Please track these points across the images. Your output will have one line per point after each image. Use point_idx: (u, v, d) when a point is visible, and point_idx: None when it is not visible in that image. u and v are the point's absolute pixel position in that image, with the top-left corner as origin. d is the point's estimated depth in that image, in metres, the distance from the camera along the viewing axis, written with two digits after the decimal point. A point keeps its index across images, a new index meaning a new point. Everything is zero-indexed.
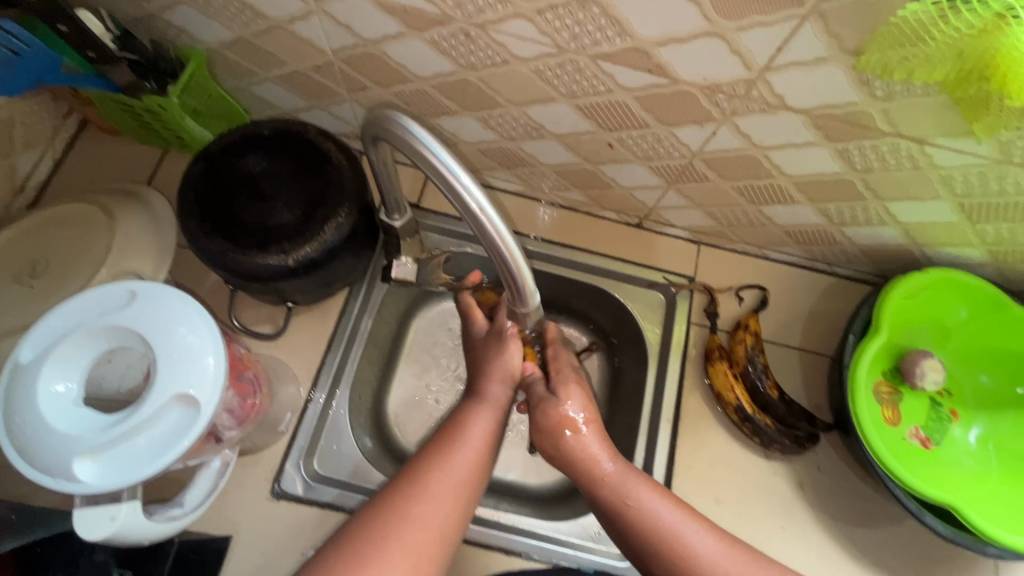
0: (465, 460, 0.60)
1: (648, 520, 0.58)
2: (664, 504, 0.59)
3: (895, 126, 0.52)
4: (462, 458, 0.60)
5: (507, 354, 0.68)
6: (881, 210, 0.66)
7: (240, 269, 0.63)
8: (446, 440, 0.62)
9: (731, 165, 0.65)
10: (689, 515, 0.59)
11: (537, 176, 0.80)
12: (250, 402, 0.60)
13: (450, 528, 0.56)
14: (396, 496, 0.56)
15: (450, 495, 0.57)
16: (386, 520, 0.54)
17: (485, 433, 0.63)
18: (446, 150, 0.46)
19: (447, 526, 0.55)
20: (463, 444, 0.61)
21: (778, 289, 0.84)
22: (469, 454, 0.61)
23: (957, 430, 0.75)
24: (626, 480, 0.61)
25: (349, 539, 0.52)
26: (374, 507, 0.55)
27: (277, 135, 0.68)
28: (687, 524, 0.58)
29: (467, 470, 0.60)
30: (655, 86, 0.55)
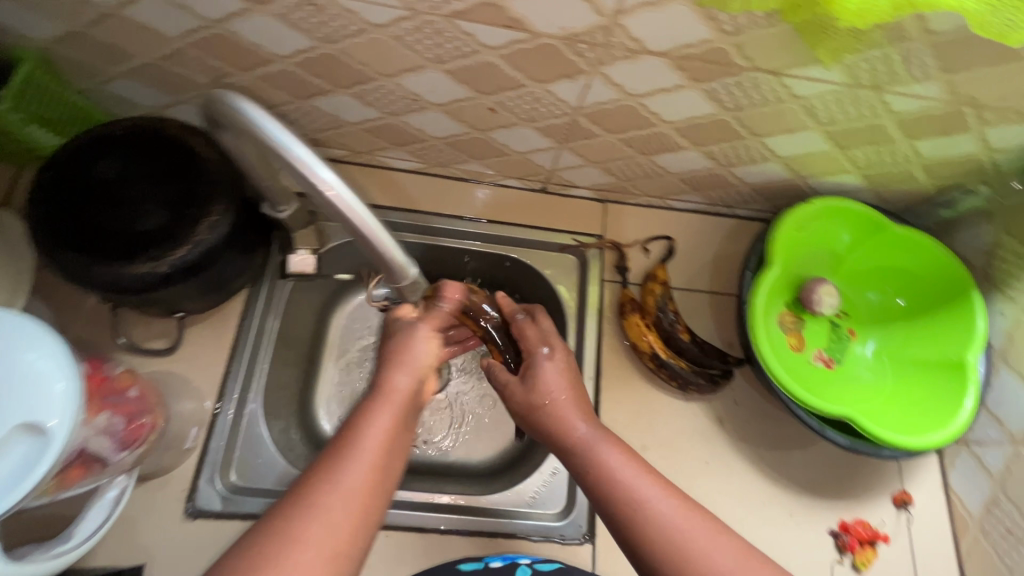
0: (359, 472, 0.50)
1: (617, 483, 0.56)
2: (637, 471, 0.56)
3: (751, 61, 0.53)
4: (359, 464, 0.51)
5: (415, 347, 0.62)
6: (760, 146, 0.68)
7: (107, 283, 0.58)
8: (344, 440, 0.53)
9: (612, 117, 0.65)
10: (660, 482, 0.56)
11: (432, 151, 0.78)
12: (137, 423, 0.56)
13: (347, 541, 0.47)
14: (282, 511, 0.47)
15: (344, 505, 0.48)
16: (266, 546, 0.45)
17: (388, 432, 0.54)
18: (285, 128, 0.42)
19: (342, 540, 0.47)
20: (362, 448, 0.52)
21: (684, 237, 0.86)
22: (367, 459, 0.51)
23: (856, 347, 0.79)
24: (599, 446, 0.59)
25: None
26: (260, 528, 0.47)
27: (135, 134, 0.63)
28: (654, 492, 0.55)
29: (364, 477, 0.50)
30: (517, 42, 0.54)
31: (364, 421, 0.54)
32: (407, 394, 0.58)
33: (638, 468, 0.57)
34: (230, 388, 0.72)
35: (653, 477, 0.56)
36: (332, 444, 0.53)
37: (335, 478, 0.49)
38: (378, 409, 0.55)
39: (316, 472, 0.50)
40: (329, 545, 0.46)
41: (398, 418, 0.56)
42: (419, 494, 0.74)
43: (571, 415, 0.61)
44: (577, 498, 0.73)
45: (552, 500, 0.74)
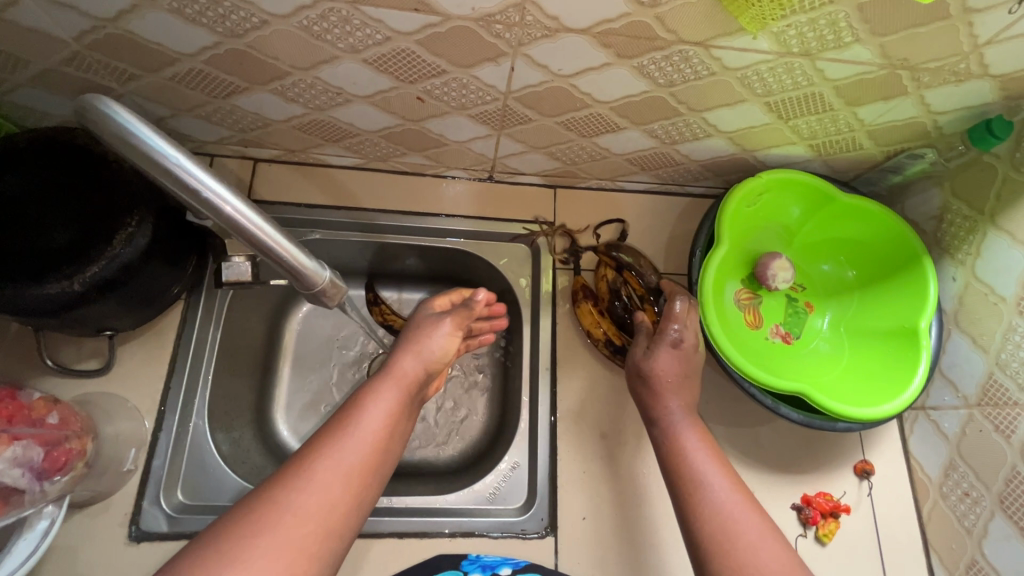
0: (361, 444, 0.54)
1: (688, 457, 0.61)
2: (704, 452, 0.61)
3: (676, 33, 0.51)
4: (361, 434, 0.55)
5: (432, 337, 0.67)
6: (701, 122, 0.66)
7: (14, 307, 0.55)
8: (350, 412, 0.57)
9: (545, 100, 0.62)
10: (718, 460, 0.61)
11: (368, 145, 0.75)
12: (60, 451, 0.54)
13: (343, 503, 0.51)
14: (288, 472, 0.51)
15: (345, 469, 0.52)
16: (270, 502, 0.49)
17: (391, 410, 0.58)
18: (173, 142, 0.40)
19: (341, 500, 0.51)
20: (364, 422, 0.56)
21: (637, 219, 0.85)
22: (369, 432, 0.55)
23: (813, 320, 0.79)
24: (684, 425, 0.63)
25: (219, 539, 0.46)
26: (269, 483, 0.51)
27: (37, 145, 0.59)
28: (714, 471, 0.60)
29: (365, 448, 0.54)
30: (429, 26, 0.51)
31: (371, 398, 0.58)
32: (413, 378, 0.62)
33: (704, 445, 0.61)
34: (170, 404, 0.69)
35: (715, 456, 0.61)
36: (340, 416, 0.57)
37: (334, 451, 0.53)
38: (385, 387, 0.60)
39: (321, 439, 0.54)
40: (329, 504, 0.50)
41: (403, 400, 0.60)
42: (376, 499, 0.72)
43: (668, 393, 0.64)
44: (538, 492, 0.72)
45: (512, 494, 0.72)
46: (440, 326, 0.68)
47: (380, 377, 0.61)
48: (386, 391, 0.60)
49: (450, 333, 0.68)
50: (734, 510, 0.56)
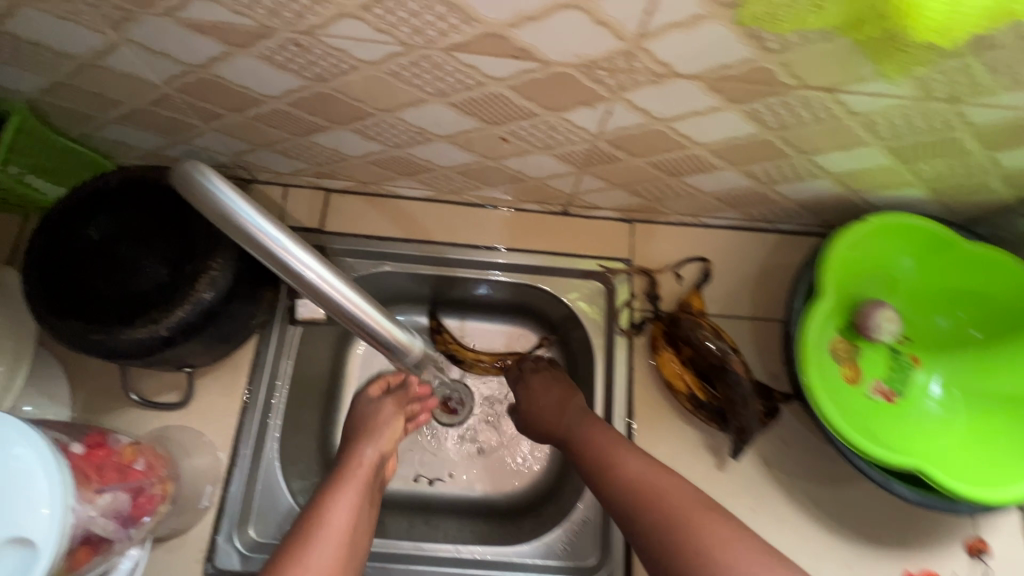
0: (331, 543, 0.50)
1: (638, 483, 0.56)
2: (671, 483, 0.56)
3: (801, 79, 0.46)
4: (329, 538, 0.50)
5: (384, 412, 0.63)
6: (808, 164, 0.60)
7: (104, 350, 0.55)
8: (315, 514, 0.52)
9: (638, 141, 0.58)
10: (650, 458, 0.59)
11: (442, 179, 0.73)
12: (144, 496, 0.54)
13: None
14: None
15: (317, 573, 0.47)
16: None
17: (357, 503, 0.54)
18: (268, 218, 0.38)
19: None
20: (335, 515, 0.52)
21: (721, 257, 0.79)
22: (336, 529, 0.51)
23: (920, 377, 0.71)
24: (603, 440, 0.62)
25: None
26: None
27: (127, 185, 0.60)
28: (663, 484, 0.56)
29: (333, 548, 0.50)
30: (526, 72, 0.48)
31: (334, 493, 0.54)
32: (372, 467, 0.58)
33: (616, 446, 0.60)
34: (243, 440, 0.69)
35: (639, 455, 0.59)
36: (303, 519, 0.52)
37: (300, 558, 0.48)
38: (344, 482, 0.55)
39: (288, 549, 0.49)
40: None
41: (363, 492, 0.55)
42: (444, 547, 0.71)
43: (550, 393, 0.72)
44: (611, 550, 0.69)
45: (584, 551, 0.70)
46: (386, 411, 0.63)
47: (335, 473, 0.57)
48: (350, 475, 0.56)
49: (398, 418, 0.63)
50: (649, 487, 0.56)
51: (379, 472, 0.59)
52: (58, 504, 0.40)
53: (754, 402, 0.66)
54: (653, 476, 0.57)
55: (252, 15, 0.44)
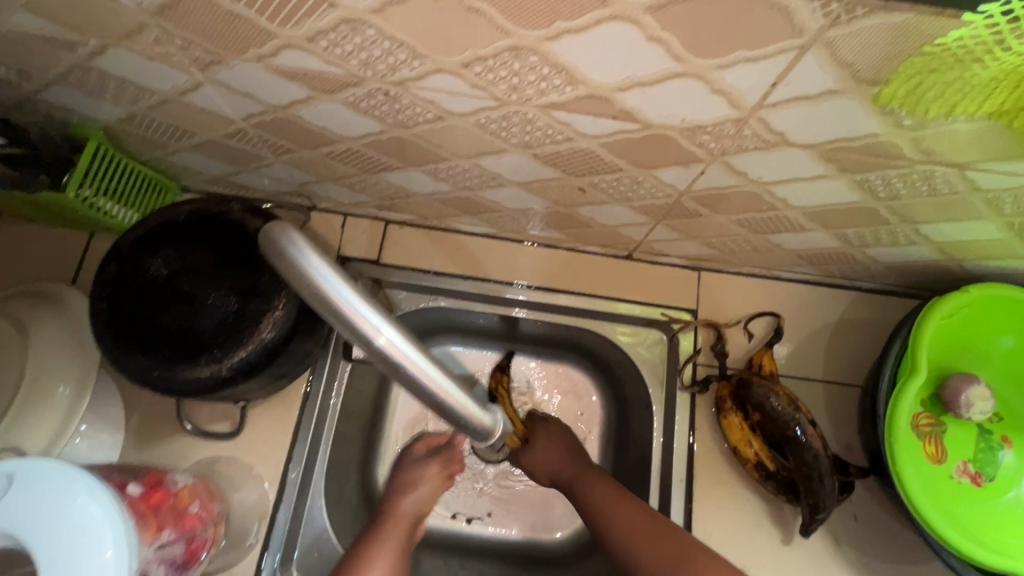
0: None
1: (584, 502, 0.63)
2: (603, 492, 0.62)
3: (929, 155, 0.42)
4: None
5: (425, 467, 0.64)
6: (909, 232, 0.56)
7: (166, 386, 0.55)
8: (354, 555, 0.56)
9: (726, 200, 0.54)
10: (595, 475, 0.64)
11: (506, 219, 0.70)
12: (196, 542, 0.52)
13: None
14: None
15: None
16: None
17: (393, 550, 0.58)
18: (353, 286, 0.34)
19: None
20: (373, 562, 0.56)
21: (793, 313, 0.75)
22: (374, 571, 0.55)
23: (1011, 461, 0.66)
24: (554, 461, 0.68)
25: None
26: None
27: (196, 216, 0.59)
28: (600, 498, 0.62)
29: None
30: (623, 132, 0.45)
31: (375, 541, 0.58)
32: (411, 522, 0.61)
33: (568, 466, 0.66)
34: (291, 477, 0.68)
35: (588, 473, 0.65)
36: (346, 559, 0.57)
37: None
38: (380, 533, 0.59)
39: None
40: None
41: (399, 549, 0.58)
42: None
43: (536, 443, 0.70)
44: None
45: None
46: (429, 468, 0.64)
47: (378, 524, 0.60)
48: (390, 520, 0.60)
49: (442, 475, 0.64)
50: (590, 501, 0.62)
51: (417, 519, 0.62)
52: (123, 547, 0.38)
53: (831, 479, 0.61)
54: (592, 487, 0.63)
55: (344, 65, 0.42)
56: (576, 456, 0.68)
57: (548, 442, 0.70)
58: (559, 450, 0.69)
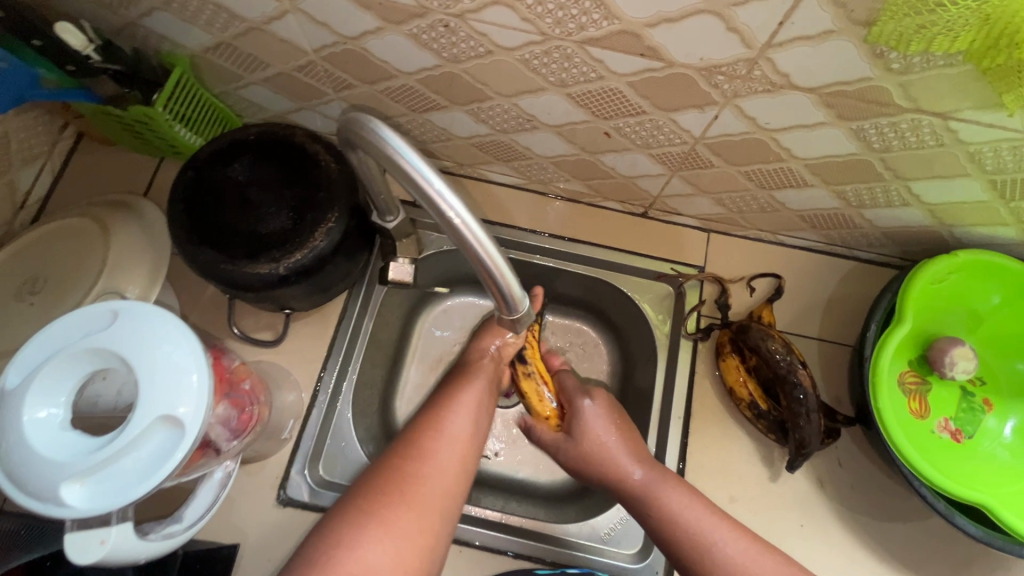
0: (454, 449, 0.58)
1: (672, 513, 0.61)
2: (685, 498, 0.61)
3: (916, 102, 0.48)
4: (460, 427, 0.60)
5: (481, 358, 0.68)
6: (902, 190, 0.62)
7: (229, 280, 0.62)
8: (433, 419, 0.60)
9: (737, 149, 0.61)
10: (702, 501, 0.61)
11: (536, 168, 0.78)
12: (247, 414, 0.59)
13: (453, 493, 0.55)
14: (407, 454, 0.56)
15: (445, 468, 0.56)
16: (384, 488, 0.53)
17: (472, 422, 0.61)
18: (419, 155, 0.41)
19: (448, 494, 0.54)
20: (453, 426, 0.59)
21: (794, 276, 0.80)
22: (457, 439, 0.58)
23: (990, 421, 0.70)
24: (651, 477, 0.63)
25: (339, 514, 0.51)
26: (374, 472, 0.55)
27: (264, 138, 0.67)
28: (688, 505, 0.61)
29: (457, 454, 0.57)
30: (649, 70, 0.51)
31: (451, 406, 0.61)
32: (492, 375, 0.67)
33: (670, 485, 0.62)
34: (324, 385, 0.75)
35: (691, 496, 0.61)
36: (421, 421, 0.60)
37: (436, 444, 0.57)
38: (464, 385, 0.64)
39: (415, 442, 0.57)
40: (440, 494, 0.54)
41: (484, 397, 0.64)
42: (493, 514, 0.76)
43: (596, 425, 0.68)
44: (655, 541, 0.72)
45: (628, 540, 0.73)
46: (483, 364, 0.67)
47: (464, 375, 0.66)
48: (461, 400, 0.62)
49: (493, 372, 0.67)
50: (702, 532, 0.59)
51: (482, 410, 0.63)
52: (204, 374, 0.46)
53: (817, 417, 0.66)
54: (703, 518, 0.60)
55: None
56: (674, 477, 0.64)
57: (598, 418, 0.68)
58: (616, 422, 0.69)
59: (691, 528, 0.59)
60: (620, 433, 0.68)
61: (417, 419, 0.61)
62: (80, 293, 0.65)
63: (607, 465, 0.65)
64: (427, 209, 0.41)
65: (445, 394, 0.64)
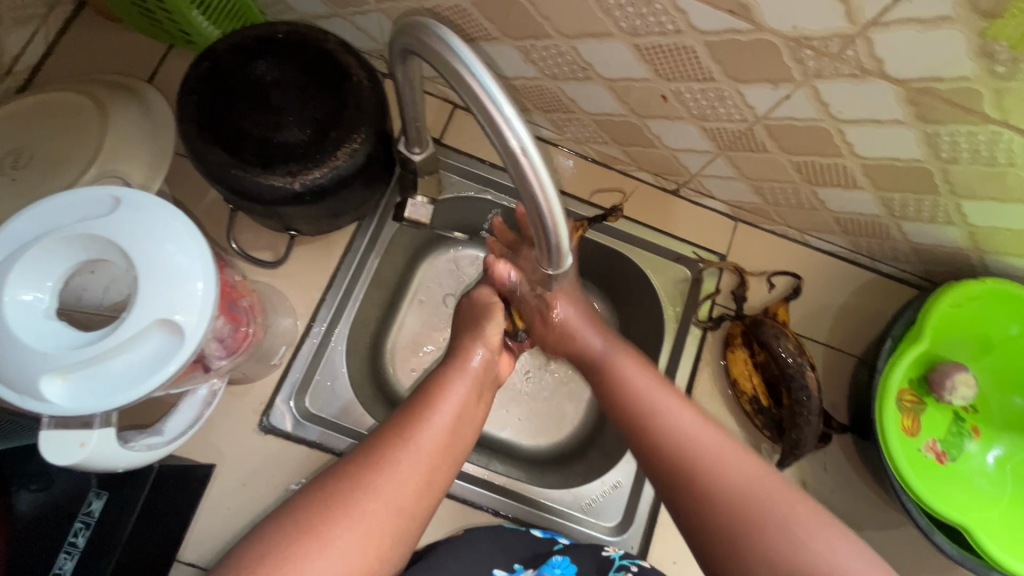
0: (417, 465, 0.50)
1: (694, 449, 0.52)
2: (700, 426, 0.54)
3: (1004, 113, 0.45)
4: (438, 424, 0.53)
5: (470, 358, 0.61)
6: (950, 207, 0.60)
7: (240, 188, 0.57)
8: (400, 425, 0.52)
9: (797, 135, 0.58)
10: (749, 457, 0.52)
11: (575, 125, 0.73)
12: (242, 332, 0.56)
13: (410, 509, 0.48)
14: (378, 445, 0.50)
15: (404, 482, 0.49)
16: (332, 501, 0.46)
17: (448, 432, 0.53)
18: (490, 76, 0.37)
19: (401, 513, 0.48)
20: (424, 437, 0.52)
21: (813, 279, 0.79)
22: (424, 451, 0.51)
23: (976, 448, 0.71)
24: (680, 415, 0.55)
25: (288, 514, 0.45)
26: (326, 479, 0.48)
27: (292, 39, 0.61)
28: (703, 432, 0.53)
29: (421, 470, 0.50)
30: (732, 32, 0.47)
31: (428, 412, 0.53)
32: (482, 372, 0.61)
33: (702, 427, 0.54)
34: (321, 316, 0.71)
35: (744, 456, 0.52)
36: (389, 428, 0.52)
37: (410, 438, 0.51)
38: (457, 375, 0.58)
39: (376, 449, 0.50)
40: (390, 519, 0.47)
41: (472, 394, 0.58)
42: (476, 469, 0.74)
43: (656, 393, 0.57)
44: (634, 519, 0.72)
45: (608, 512, 0.73)
46: (470, 365, 0.60)
47: (450, 369, 0.59)
48: (438, 412, 0.54)
49: (481, 373, 0.60)
50: (741, 481, 0.50)
51: (462, 420, 0.55)
52: (211, 284, 0.42)
53: (817, 420, 0.65)
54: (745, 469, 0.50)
55: None
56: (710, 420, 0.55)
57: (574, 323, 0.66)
58: (688, 412, 0.55)
59: (710, 461, 0.51)
60: (693, 421, 0.54)
61: (387, 423, 0.53)
62: (69, 177, 0.60)
63: (655, 442, 0.54)
64: (488, 130, 0.37)
65: (425, 392, 0.56)
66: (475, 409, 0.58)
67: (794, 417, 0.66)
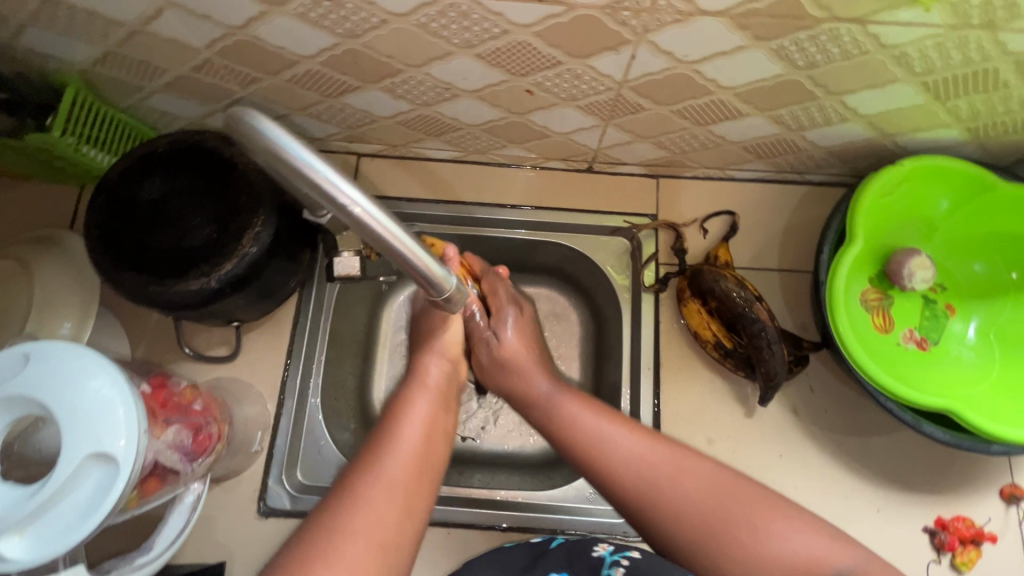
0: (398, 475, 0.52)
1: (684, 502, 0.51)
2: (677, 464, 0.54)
3: (829, 10, 0.46)
4: (410, 435, 0.56)
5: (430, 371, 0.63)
6: (837, 106, 0.60)
7: (163, 301, 0.60)
8: (377, 445, 0.54)
9: (662, 87, 0.58)
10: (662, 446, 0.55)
11: (469, 138, 0.75)
12: (204, 435, 0.58)
13: (405, 517, 0.50)
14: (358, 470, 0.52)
15: (391, 496, 0.50)
16: (324, 532, 0.47)
17: (422, 439, 0.56)
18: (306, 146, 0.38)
19: (393, 524, 0.49)
20: (400, 448, 0.54)
21: (747, 210, 0.79)
22: (403, 461, 0.53)
23: (956, 325, 0.70)
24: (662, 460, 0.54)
25: (286, 554, 0.46)
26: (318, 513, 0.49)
27: (174, 149, 0.64)
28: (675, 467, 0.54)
29: (404, 477, 0.52)
30: (551, 17, 0.49)
31: (397, 425, 0.56)
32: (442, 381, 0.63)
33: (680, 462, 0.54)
34: (289, 390, 0.73)
35: (684, 460, 0.54)
36: (363, 450, 0.54)
37: (386, 452, 0.53)
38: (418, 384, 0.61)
39: (356, 475, 0.52)
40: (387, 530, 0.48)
41: (439, 400, 0.61)
42: (478, 492, 0.75)
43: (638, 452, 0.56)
44: None
45: None
46: (430, 380, 0.62)
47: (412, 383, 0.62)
48: (408, 420, 0.57)
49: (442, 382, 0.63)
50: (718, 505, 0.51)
51: (433, 418, 0.59)
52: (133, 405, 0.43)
53: (780, 348, 0.65)
54: (716, 492, 0.51)
55: None
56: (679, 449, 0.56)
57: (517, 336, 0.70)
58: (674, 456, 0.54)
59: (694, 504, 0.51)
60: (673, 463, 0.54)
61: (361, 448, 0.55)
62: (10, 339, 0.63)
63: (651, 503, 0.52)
64: (320, 198, 0.38)
65: (392, 410, 0.59)
66: (445, 413, 0.60)
67: (756, 354, 0.66)
